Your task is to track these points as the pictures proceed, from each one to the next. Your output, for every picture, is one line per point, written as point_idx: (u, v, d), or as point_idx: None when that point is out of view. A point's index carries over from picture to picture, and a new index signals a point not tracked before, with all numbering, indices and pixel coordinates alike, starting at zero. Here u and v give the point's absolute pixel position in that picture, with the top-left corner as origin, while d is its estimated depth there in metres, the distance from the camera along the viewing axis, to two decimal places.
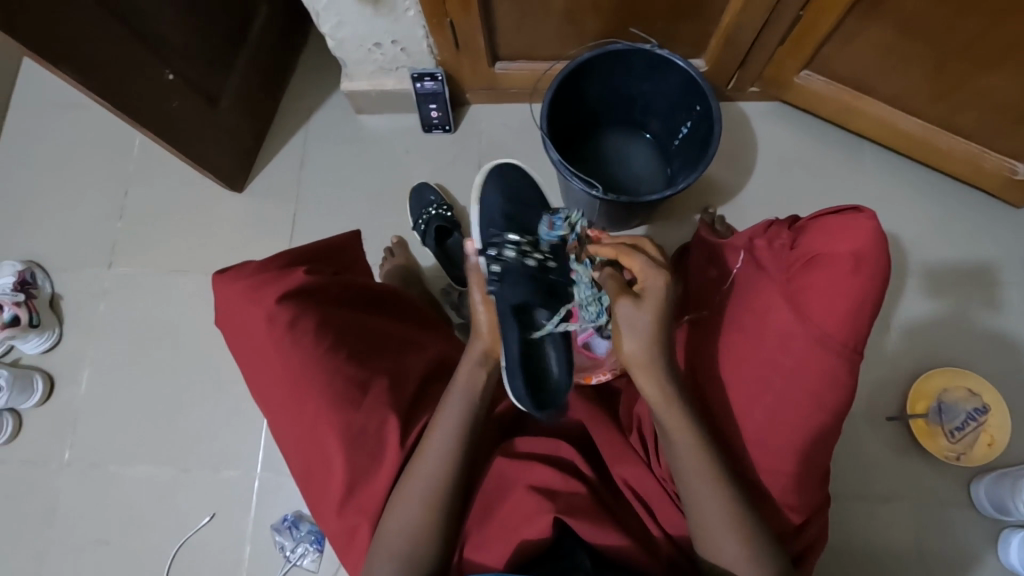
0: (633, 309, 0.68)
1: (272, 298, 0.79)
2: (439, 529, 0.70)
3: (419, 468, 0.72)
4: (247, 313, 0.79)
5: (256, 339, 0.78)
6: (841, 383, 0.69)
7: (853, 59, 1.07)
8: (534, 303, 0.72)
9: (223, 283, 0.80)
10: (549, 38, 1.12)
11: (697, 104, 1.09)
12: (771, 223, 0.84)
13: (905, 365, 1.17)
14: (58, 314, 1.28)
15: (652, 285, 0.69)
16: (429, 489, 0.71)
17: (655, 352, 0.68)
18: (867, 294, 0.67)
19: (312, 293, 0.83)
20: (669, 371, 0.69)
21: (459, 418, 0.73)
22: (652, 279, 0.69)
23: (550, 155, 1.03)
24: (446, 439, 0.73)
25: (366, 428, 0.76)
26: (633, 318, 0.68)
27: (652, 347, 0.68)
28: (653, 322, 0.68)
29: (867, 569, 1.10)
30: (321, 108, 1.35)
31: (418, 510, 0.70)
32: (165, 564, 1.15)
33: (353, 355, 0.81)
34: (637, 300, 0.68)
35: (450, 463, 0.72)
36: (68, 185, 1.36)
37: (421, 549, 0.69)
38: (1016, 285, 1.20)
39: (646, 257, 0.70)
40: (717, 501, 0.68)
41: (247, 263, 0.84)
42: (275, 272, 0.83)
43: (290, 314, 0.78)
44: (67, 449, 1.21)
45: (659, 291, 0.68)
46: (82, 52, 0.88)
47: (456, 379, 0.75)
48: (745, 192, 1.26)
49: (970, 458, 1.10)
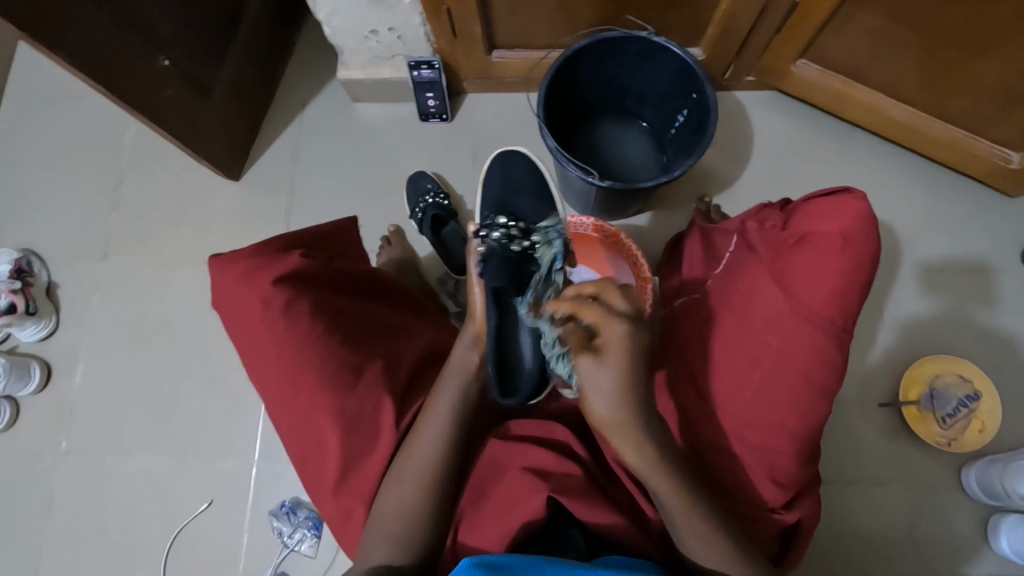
0: (596, 365, 0.63)
1: (268, 282, 0.79)
2: (433, 511, 0.71)
3: (414, 449, 0.73)
4: (243, 297, 0.79)
5: (252, 323, 0.79)
6: (830, 361, 0.69)
7: (847, 47, 1.07)
8: (510, 289, 0.75)
9: (219, 266, 0.81)
10: (544, 26, 1.12)
11: (692, 92, 1.09)
12: (763, 206, 0.85)
13: (897, 352, 1.18)
14: (55, 303, 1.29)
15: (624, 334, 0.62)
16: (425, 469, 0.71)
17: (628, 406, 0.65)
18: (854, 273, 0.68)
19: (307, 277, 0.84)
20: (646, 419, 0.67)
21: (455, 402, 0.75)
22: (614, 329, 0.62)
23: (546, 143, 1.03)
24: (440, 422, 0.74)
25: (362, 410, 0.77)
26: (606, 372, 0.63)
27: (622, 402, 0.65)
28: (620, 373, 0.63)
29: (860, 552, 1.11)
30: (317, 96, 1.36)
31: (414, 491, 0.71)
32: (164, 550, 1.16)
33: (348, 339, 0.81)
34: (598, 357, 0.63)
35: (445, 446, 0.73)
36: (63, 174, 1.36)
37: (415, 531, 0.70)
38: (1007, 272, 1.21)
39: (604, 307, 0.63)
40: (680, 510, 0.68)
41: (243, 248, 0.85)
42: (270, 256, 0.83)
43: (285, 297, 0.79)
44: (65, 437, 1.22)
45: (626, 340, 0.62)
46: (76, 39, 0.88)
47: (452, 360, 0.78)
48: (741, 181, 1.27)
49: (961, 444, 1.11)
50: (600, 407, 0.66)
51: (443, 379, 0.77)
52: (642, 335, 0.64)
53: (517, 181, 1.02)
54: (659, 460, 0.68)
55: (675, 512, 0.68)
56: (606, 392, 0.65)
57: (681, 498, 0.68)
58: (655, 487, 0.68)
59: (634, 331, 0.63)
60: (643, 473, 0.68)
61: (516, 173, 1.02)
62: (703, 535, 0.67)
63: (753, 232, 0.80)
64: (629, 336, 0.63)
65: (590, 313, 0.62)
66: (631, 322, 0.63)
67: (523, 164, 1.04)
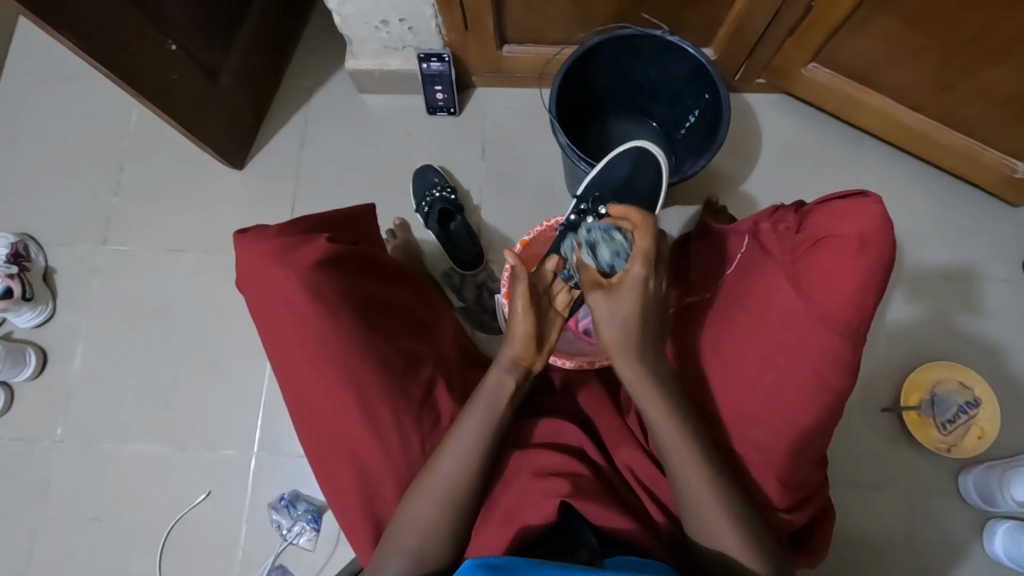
0: (608, 300, 0.73)
1: (303, 262, 0.76)
2: (451, 532, 0.69)
3: (434, 468, 0.71)
4: (269, 277, 0.76)
5: (278, 305, 0.76)
6: (844, 363, 0.69)
7: (860, 50, 1.07)
8: None
9: (245, 243, 0.77)
10: (558, 21, 1.12)
11: (705, 92, 1.09)
12: (777, 207, 0.83)
13: (899, 357, 1.19)
14: (52, 289, 1.26)
15: (639, 274, 0.72)
16: (447, 493, 0.70)
17: (632, 335, 0.72)
18: (871, 275, 0.66)
19: (335, 261, 0.80)
20: (653, 365, 0.73)
21: (479, 428, 0.72)
22: (635, 267, 0.73)
23: (558, 139, 1.04)
24: (474, 442, 0.72)
25: (395, 402, 0.75)
26: (615, 307, 0.73)
27: (629, 343, 0.73)
28: (633, 313, 0.72)
29: (856, 554, 1.12)
30: (323, 86, 1.34)
31: (434, 509, 0.69)
32: (160, 541, 1.15)
33: (378, 327, 0.79)
34: (611, 292, 0.73)
35: (471, 461, 0.71)
36: (61, 158, 1.33)
37: (433, 549, 0.68)
38: (1008, 280, 1.22)
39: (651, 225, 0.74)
40: (717, 501, 0.68)
41: (269, 226, 0.81)
42: (298, 237, 0.79)
43: (313, 282, 0.75)
44: (60, 425, 1.20)
45: (639, 281, 0.72)
46: (84, 19, 0.86)
47: (484, 385, 0.75)
48: (749, 182, 1.27)
49: (961, 450, 1.12)
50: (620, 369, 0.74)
51: (472, 402, 0.74)
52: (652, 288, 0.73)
53: (636, 187, 0.97)
54: (694, 442, 0.71)
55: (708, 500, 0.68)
56: (616, 322, 0.72)
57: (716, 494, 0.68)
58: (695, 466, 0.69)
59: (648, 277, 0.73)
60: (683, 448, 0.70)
61: (640, 180, 0.96)
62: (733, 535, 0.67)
63: (768, 232, 0.79)
64: (642, 278, 0.72)
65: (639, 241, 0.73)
66: (649, 265, 0.73)
67: (656, 175, 0.96)
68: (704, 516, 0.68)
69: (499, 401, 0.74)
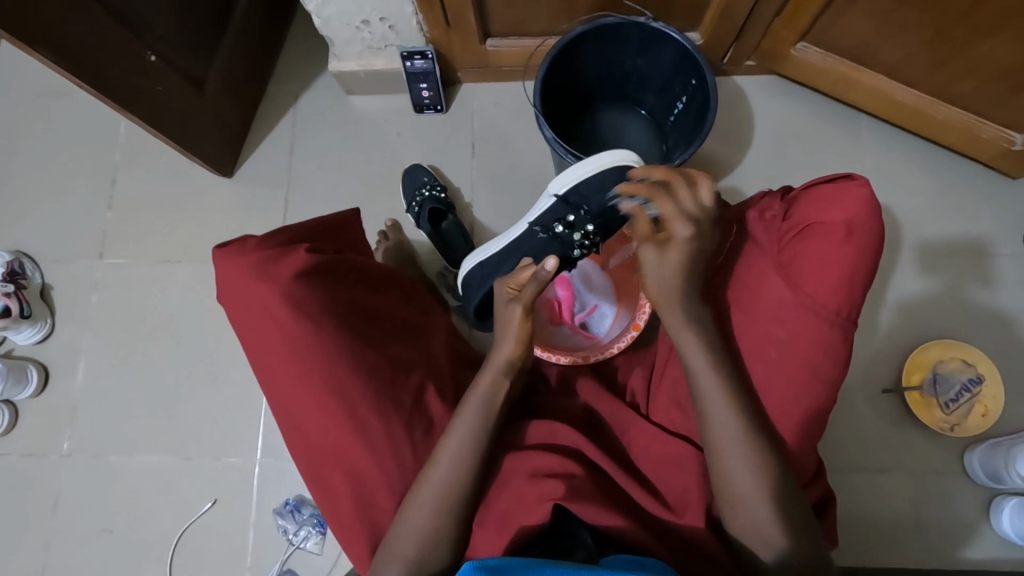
0: (657, 256, 0.72)
1: (284, 274, 0.76)
2: (448, 538, 0.69)
3: (428, 477, 0.71)
4: (252, 291, 0.75)
5: (264, 319, 0.75)
6: (836, 350, 0.68)
7: (850, 28, 1.05)
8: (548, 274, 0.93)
9: (226, 257, 0.77)
10: (541, 13, 1.10)
11: (693, 78, 1.07)
12: (763, 193, 0.81)
13: (900, 338, 1.18)
14: (50, 305, 1.27)
15: (682, 238, 0.70)
16: (441, 500, 0.70)
17: (682, 283, 0.72)
18: (859, 263, 0.67)
19: (317, 271, 0.79)
20: (694, 302, 0.73)
21: (473, 432, 0.72)
22: (678, 228, 0.69)
23: (545, 133, 1.03)
24: (468, 447, 0.72)
25: (384, 410, 0.75)
26: (662, 263, 0.72)
27: (674, 291, 0.73)
28: (676, 269, 0.71)
29: (863, 536, 1.11)
30: (309, 90, 1.33)
31: (428, 517, 0.69)
32: (169, 551, 1.16)
33: (364, 335, 0.79)
34: (661, 248, 0.71)
35: (465, 467, 0.71)
36: (52, 176, 1.33)
37: (431, 556, 0.68)
38: (1010, 255, 1.20)
39: (678, 202, 0.69)
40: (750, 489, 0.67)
41: (250, 238, 0.81)
42: (278, 248, 0.79)
43: (297, 294, 0.75)
44: (66, 440, 1.21)
45: (685, 242, 0.70)
46: (60, 34, 0.85)
47: (478, 389, 0.75)
48: (742, 166, 1.25)
49: (964, 429, 1.10)
50: (672, 324, 0.74)
51: (462, 407, 0.75)
52: (700, 239, 0.71)
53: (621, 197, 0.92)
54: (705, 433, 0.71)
55: (748, 485, 0.67)
56: (665, 274, 0.72)
57: (729, 412, 0.69)
58: (732, 447, 0.68)
59: (697, 235, 0.70)
60: (723, 430, 0.69)
61: None
62: (751, 471, 0.67)
63: (753, 221, 0.77)
64: (689, 239, 0.70)
65: (663, 208, 0.69)
66: (694, 227, 0.69)
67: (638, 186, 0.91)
68: (727, 451, 0.68)
69: (493, 405, 0.74)
